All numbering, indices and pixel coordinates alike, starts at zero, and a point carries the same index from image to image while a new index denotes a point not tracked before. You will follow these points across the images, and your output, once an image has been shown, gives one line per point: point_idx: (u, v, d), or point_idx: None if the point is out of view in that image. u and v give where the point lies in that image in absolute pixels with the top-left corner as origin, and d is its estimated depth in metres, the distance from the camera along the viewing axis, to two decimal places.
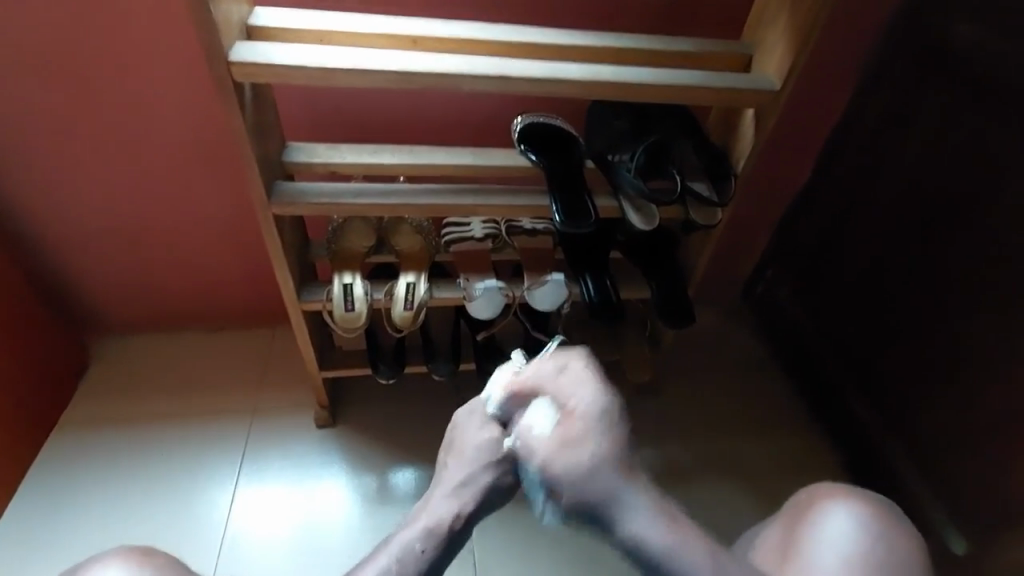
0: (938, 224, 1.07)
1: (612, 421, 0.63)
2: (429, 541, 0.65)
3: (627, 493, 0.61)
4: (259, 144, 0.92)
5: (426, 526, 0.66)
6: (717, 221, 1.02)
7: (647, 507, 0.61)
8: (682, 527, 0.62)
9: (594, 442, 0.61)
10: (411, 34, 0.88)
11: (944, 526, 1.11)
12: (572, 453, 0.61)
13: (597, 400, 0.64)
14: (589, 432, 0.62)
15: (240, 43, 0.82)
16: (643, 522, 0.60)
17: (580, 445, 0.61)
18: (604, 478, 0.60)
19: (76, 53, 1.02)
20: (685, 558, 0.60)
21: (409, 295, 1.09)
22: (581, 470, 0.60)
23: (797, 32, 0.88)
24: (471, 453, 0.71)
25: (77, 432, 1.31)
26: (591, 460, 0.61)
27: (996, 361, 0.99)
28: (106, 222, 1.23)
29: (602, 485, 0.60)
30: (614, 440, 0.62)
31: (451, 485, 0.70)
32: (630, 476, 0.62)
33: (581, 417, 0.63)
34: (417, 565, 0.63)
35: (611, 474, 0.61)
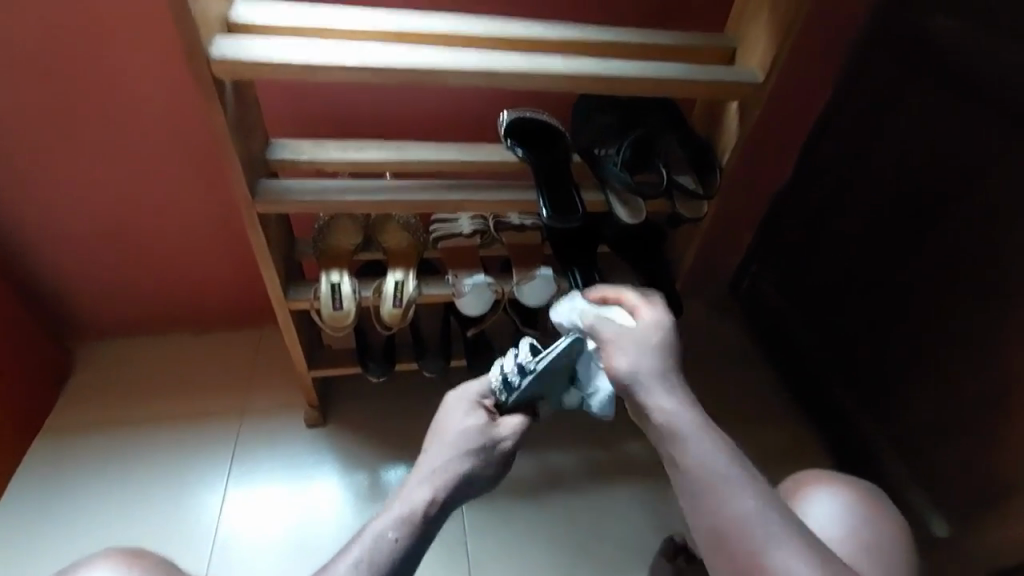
0: (919, 213, 1.08)
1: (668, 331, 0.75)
2: (402, 529, 0.65)
3: (652, 374, 0.71)
4: (242, 142, 0.90)
5: (399, 516, 0.66)
6: (703, 214, 1.03)
7: (668, 389, 0.70)
8: (704, 423, 0.67)
9: (647, 338, 0.74)
10: (395, 29, 0.87)
11: (928, 510, 1.14)
12: (637, 336, 0.75)
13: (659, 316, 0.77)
14: (650, 327, 0.75)
15: (221, 39, 0.81)
16: (660, 395, 0.70)
17: (642, 334, 0.75)
18: (649, 368, 0.72)
19: (50, 51, 0.99)
20: (700, 447, 0.65)
21: (398, 293, 1.09)
22: (637, 345, 0.74)
23: (780, 24, 0.89)
24: (453, 440, 0.73)
25: (62, 437, 1.29)
26: (650, 340, 0.74)
27: (976, 347, 1.01)
28: (87, 223, 1.21)
29: (644, 362, 0.72)
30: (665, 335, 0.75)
31: (427, 475, 0.70)
32: (669, 369, 0.73)
33: (644, 320, 0.77)
34: (389, 556, 0.63)
35: (659, 361, 0.73)
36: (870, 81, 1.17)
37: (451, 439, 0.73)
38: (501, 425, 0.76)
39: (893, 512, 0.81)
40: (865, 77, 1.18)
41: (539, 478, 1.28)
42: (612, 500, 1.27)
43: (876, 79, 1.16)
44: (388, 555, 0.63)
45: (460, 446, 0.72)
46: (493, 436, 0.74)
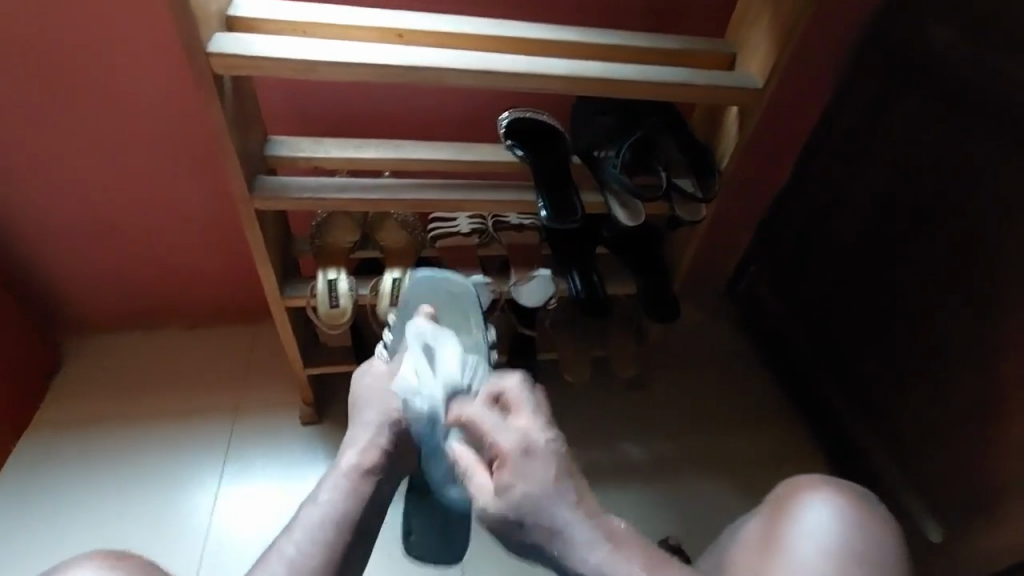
0: (917, 220, 1.09)
1: (548, 447, 0.67)
2: (347, 486, 0.73)
3: (574, 527, 0.64)
4: (240, 138, 0.90)
5: (340, 476, 0.74)
6: (701, 217, 1.03)
7: (599, 533, 0.64)
8: (627, 549, 0.64)
9: (534, 458, 0.66)
10: (396, 27, 0.87)
11: (919, 514, 1.15)
12: (508, 496, 0.65)
13: (529, 430, 0.69)
14: (523, 458, 0.66)
15: (220, 34, 0.80)
16: (601, 561, 0.63)
17: (517, 481, 0.65)
18: (531, 497, 0.65)
19: (46, 42, 0.98)
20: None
21: (395, 291, 1.08)
22: (517, 506, 0.64)
23: (781, 30, 0.89)
24: (377, 393, 0.82)
25: (52, 430, 1.28)
26: (529, 490, 0.64)
27: (972, 354, 1.01)
28: (80, 217, 1.20)
29: (532, 505, 0.64)
30: (549, 457, 0.67)
31: (357, 433, 0.79)
32: (558, 484, 0.66)
33: (512, 449, 0.67)
34: (338, 510, 0.71)
35: (541, 485, 0.65)
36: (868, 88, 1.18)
37: (373, 392, 0.82)
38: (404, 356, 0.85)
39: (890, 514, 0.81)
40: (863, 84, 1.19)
41: None
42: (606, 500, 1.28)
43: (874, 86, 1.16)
44: (337, 511, 0.70)
45: (383, 394, 0.82)
46: (403, 369, 0.83)
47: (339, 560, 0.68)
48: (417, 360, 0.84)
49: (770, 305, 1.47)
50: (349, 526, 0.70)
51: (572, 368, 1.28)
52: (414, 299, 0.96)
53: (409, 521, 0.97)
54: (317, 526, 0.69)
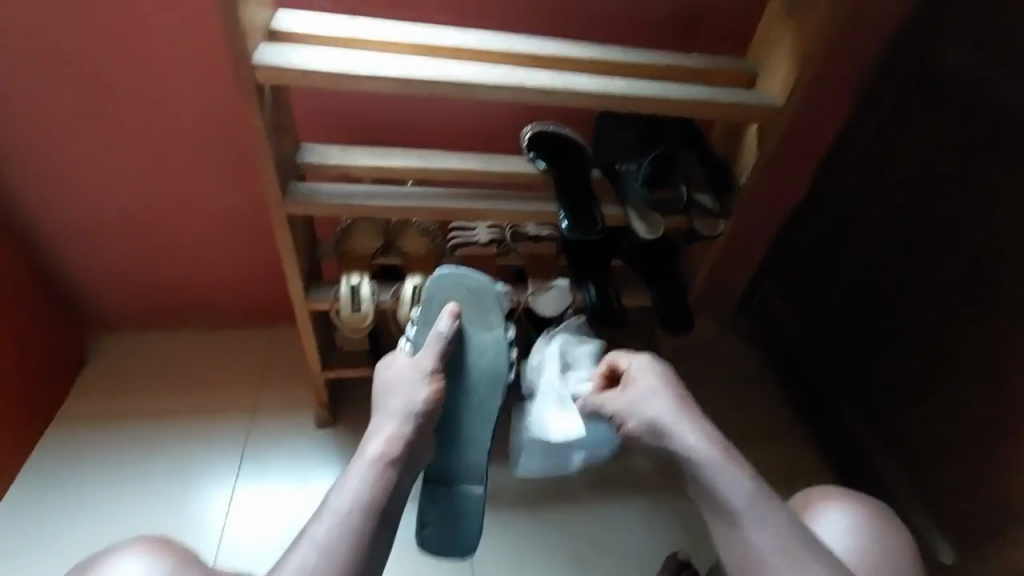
0: (932, 240, 1.10)
1: (663, 374, 0.89)
2: (373, 475, 0.77)
3: (676, 415, 0.83)
4: (276, 144, 0.93)
5: (365, 466, 0.78)
6: (719, 232, 1.06)
7: (696, 429, 0.81)
8: (735, 463, 0.78)
9: (643, 382, 0.89)
10: (430, 42, 0.90)
11: (932, 534, 1.14)
12: (631, 390, 0.89)
13: (644, 367, 0.91)
14: (642, 379, 0.89)
15: (263, 45, 0.84)
16: (691, 437, 0.80)
17: (637, 381, 0.90)
18: (652, 409, 0.85)
19: (94, 49, 1.03)
20: (731, 482, 0.75)
21: (416, 298, 1.11)
22: (636, 398, 0.88)
23: (802, 52, 0.92)
24: (395, 390, 0.87)
25: (73, 425, 1.30)
26: (646, 388, 0.88)
27: (990, 374, 1.02)
28: (113, 216, 1.24)
29: (653, 420, 0.84)
30: (664, 377, 0.89)
31: (379, 425, 0.83)
32: (679, 414, 0.84)
33: (635, 373, 0.91)
34: (365, 498, 0.74)
35: (660, 404, 0.85)
36: (885, 109, 1.20)
37: (392, 387, 0.88)
38: (421, 353, 0.90)
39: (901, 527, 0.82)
40: (880, 106, 1.21)
41: (546, 488, 1.29)
42: (618, 512, 1.28)
43: (891, 107, 1.18)
44: (363, 501, 0.74)
45: (400, 391, 0.87)
46: (419, 368, 0.89)
47: (366, 546, 0.71)
48: (433, 358, 0.90)
49: (782, 321, 1.48)
50: (375, 513, 0.74)
51: None
52: (440, 293, 0.96)
53: (423, 511, 0.93)
54: (344, 514, 0.72)
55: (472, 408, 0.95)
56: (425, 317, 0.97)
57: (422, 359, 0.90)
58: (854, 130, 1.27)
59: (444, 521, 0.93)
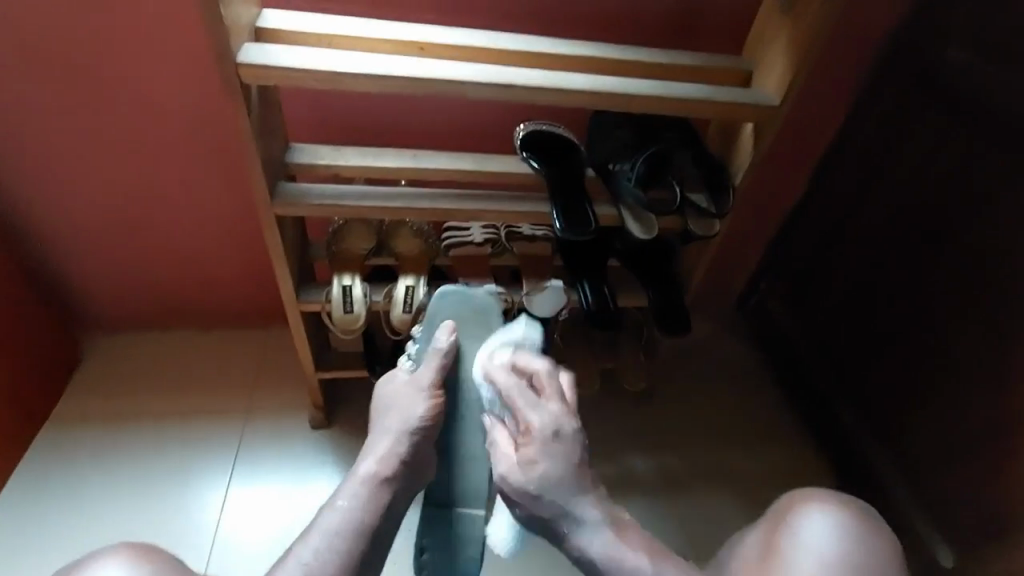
0: (933, 241, 1.08)
1: (564, 454, 0.78)
2: (365, 493, 0.79)
3: (582, 511, 0.76)
4: (264, 145, 0.92)
5: (358, 484, 0.80)
6: (715, 232, 1.04)
7: (600, 521, 0.76)
8: (631, 539, 0.76)
9: (547, 462, 0.77)
10: (419, 41, 0.89)
11: (932, 537, 1.13)
12: (529, 472, 0.77)
13: (554, 419, 0.80)
14: (545, 452, 0.78)
15: (249, 44, 0.83)
16: (597, 540, 0.75)
17: (538, 466, 0.77)
18: (552, 502, 0.76)
19: (82, 50, 1.02)
20: (633, 571, 0.73)
21: (408, 299, 1.10)
22: (534, 487, 0.76)
23: (798, 50, 0.90)
24: (393, 406, 0.88)
25: (67, 427, 1.30)
26: (548, 477, 0.76)
27: (990, 377, 1.00)
28: (105, 218, 1.23)
29: (554, 504, 0.76)
30: (567, 456, 0.78)
31: (376, 442, 0.84)
32: (574, 489, 0.77)
33: (535, 444, 0.78)
34: (355, 517, 0.76)
35: (563, 479, 0.77)
36: (885, 107, 1.18)
37: (391, 403, 0.88)
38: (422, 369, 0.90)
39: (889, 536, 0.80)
40: (879, 103, 1.19)
41: None
42: None
43: (891, 105, 1.16)
44: (354, 519, 0.76)
45: (398, 408, 0.87)
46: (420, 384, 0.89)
47: (353, 566, 0.73)
48: (431, 373, 0.90)
49: (781, 322, 1.47)
50: (365, 533, 0.75)
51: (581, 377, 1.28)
52: (438, 311, 0.98)
53: (421, 534, 0.90)
54: (334, 534, 0.74)
55: (472, 424, 0.95)
56: (424, 334, 0.97)
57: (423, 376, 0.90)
58: (853, 128, 1.25)
59: (443, 546, 0.89)
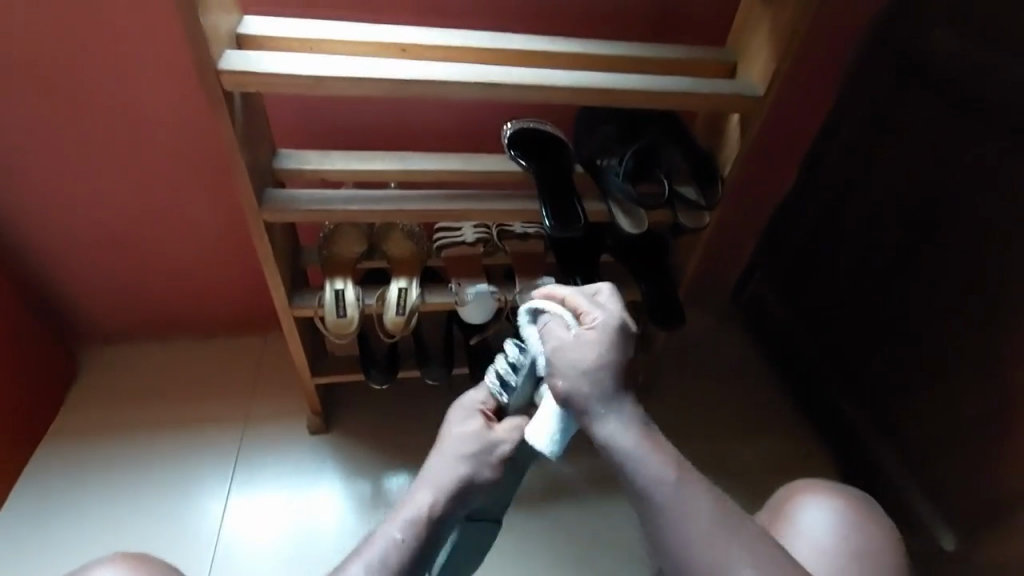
0: (926, 226, 1.08)
1: (621, 346, 0.64)
2: (413, 531, 0.65)
3: (619, 405, 0.62)
4: (250, 152, 0.92)
5: (409, 520, 0.66)
6: (706, 224, 1.03)
7: (637, 420, 0.62)
8: (665, 451, 0.61)
9: (601, 352, 0.62)
10: (401, 43, 0.88)
11: (934, 522, 1.13)
12: (578, 353, 0.63)
13: (612, 319, 0.64)
14: (597, 341, 0.63)
15: (230, 52, 0.82)
16: (631, 438, 0.61)
17: (587, 350, 0.63)
18: (595, 377, 0.62)
19: (66, 64, 1.02)
20: (655, 471, 0.60)
21: (401, 301, 1.10)
22: (576, 372, 0.62)
23: (780, 38, 0.90)
24: (458, 445, 0.71)
25: (66, 441, 1.30)
26: (596, 364, 0.62)
27: (987, 360, 0.99)
28: (96, 231, 1.23)
29: (591, 383, 0.62)
30: (619, 356, 0.63)
31: (434, 478, 0.69)
32: (616, 389, 0.62)
33: (594, 330, 0.63)
34: (403, 553, 0.63)
35: (605, 371, 0.62)
36: (873, 94, 1.18)
37: (461, 449, 0.71)
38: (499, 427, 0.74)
39: (867, 505, 0.81)
40: (867, 90, 1.19)
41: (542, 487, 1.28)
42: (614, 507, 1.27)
43: (879, 91, 1.16)
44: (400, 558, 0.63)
45: (465, 449, 0.70)
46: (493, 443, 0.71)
47: None
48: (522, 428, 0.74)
49: (776, 312, 1.47)
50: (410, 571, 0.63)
51: None
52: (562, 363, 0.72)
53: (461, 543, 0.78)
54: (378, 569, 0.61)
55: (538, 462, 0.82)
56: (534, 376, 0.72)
57: (505, 433, 0.72)
58: (843, 115, 1.25)
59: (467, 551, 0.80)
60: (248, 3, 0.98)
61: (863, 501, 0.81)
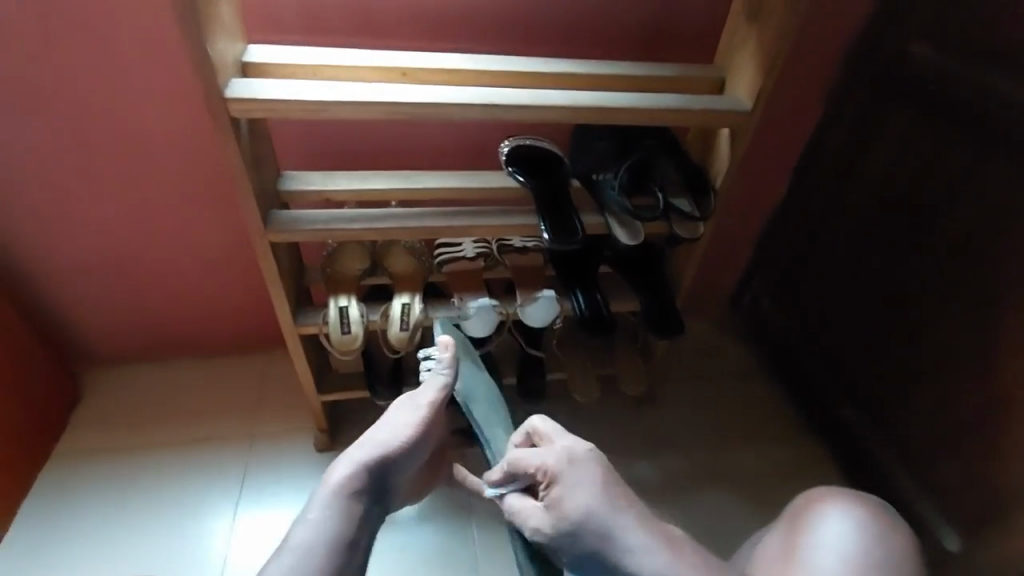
0: (912, 231, 1.11)
1: (592, 479, 0.73)
2: (340, 502, 0.72)
3: (618, 533, 0.69)
4: (255, 175, 0.94)
5: (333, 493, 0.73)
6: (700, 234, 1.06)
7: (639, 537, 0.69)
8: (676, 549, 0.69)
9: (577, 499, 0.71)
10: (402, 67, 0.92)
11: (936, 522, 1.14)
12: (560, 512, 0.72)
13: (562, 459, 0.75)
14: (568, 491, 0.72)
15: (236, 80, 0.85)
16: (641, 545, 0.69)
17: (567, 501, 0.72)
18: (592, 528, 0.70)
19: (75, 93, 1.05)
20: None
21: (405, 316, 1.11)
22: (572, 528, 0.70)
23: (765, 57, 0.94)
24: (386, 418, 0.82)
25: (70, 463, 1.30)
26: (584, 509, 0.70)
27: (978, 361, 1.02)
28: (102, 254, 1.25)
29: (593, 540, 0.69)
30: (590, 487, 0.72)
31: (352, 453, 0.77)
32: (613, 517, 0.70)
33: (560, 483, 0.73)
34: (331, 523, 0.70)
35: (594, 519, 0.70)
36: (857, 105, 1.22)
37: (387, 421, 0.82)
38: (420, 388, 0.86)
39: (883, 514, 0.81)
40: (853, 102, 1.23)
41: None
42: None
43: (863, 103, 1.21)
44: (329, 533, 0.69)
45: (390, 420, 0.82)
46: (413, 403, 0.84)
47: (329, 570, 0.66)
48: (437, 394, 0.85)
49: (772, 318, 1.50)
50: (339, 533, 0.69)
51: (580, 388, 1.27)
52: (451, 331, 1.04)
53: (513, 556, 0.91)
54: (308, 547, 0.67)
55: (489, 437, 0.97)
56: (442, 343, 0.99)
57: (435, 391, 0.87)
58: (829, 127, 1.30)
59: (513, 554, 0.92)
60: (252, 31, 1.01)
61: (877, 509, 0.82)
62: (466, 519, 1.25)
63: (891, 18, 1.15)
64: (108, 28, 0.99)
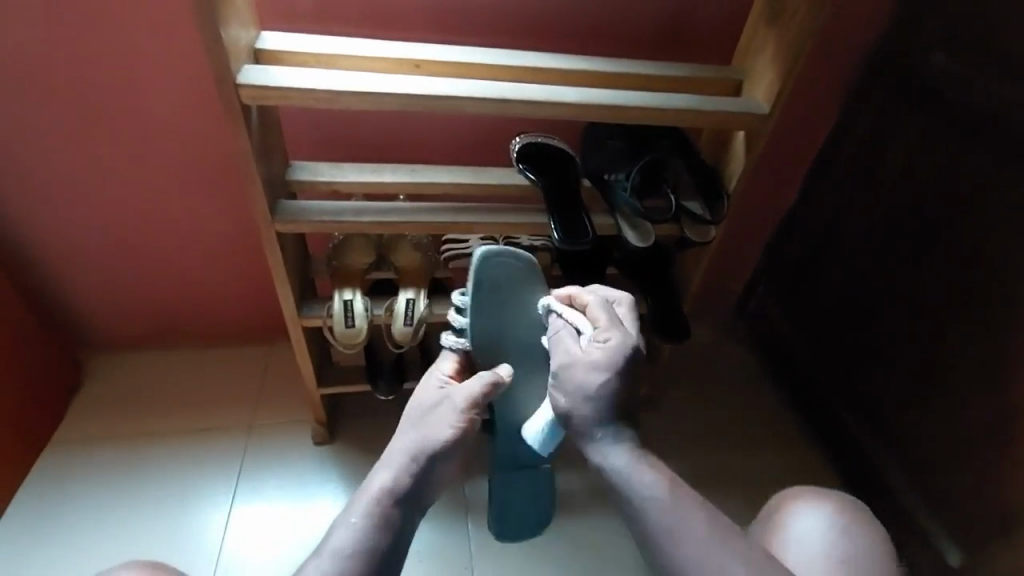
0: (927, 240, 1.09)
1: (627, 363, 0.72)
2: (380, 511, 0.72)
3: (614, 426, 0.72)
4: (264, 163, 0.93)
5: (371, 500, 0.73)
6: (710, 239, 1.05)
7: (628, 446, 0.71)
8: (659, 473, 0.69)
9: (603, 370, 0.72)
10: (416, 58, 0.90)
11: (941, 536, 1.12)
12: (592, 355, 0.73)
13: (627, 339, 0.74)
14: (609, 353, 0.72)
15: (248, 66, 0.84)
16: (619, 459, 0.70)
17: (600, 352, 0.73)
18: (596, 397, 0.71)
19: (85, 74, 1.03)
20: (651, 493, 0.68)
21: (409, 313, 1.10)
22: (583, 374, 0.72)
23: (786, 59, 0.92)
24: (419, 417, 0.82)
25: (68, 449, 1.29)
26: (602, 375, 0.71)
27: (992, 374, 0.99)
28: (107, 238, 1.24)
29: (596, 405, 0.71)
30: (624, 372, 0.72)
31: (390, 459, 0.77)
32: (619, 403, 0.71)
33: (608, 341, 0.73)
34: (368, 537, 0.69)
35: (608, 397, 0.71)
36: (875, 112, 1.20)
37: (418, 423, 0.81)
38: (455, 389, 0.84)
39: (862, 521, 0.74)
40: (869, 108, 1.22)
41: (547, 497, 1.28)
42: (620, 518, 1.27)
43: (881, 109, 1.19)
44: (363, 541, 0.69)
45: (423, 423, 0.80)
46: (451, 403, 0.82)
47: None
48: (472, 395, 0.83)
49: (781, 326, 1.48)
50: (377, 545, 0.69)
51: None
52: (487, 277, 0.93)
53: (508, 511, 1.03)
54: (344, 554, 0.67)
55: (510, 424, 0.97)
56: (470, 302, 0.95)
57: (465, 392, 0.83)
58: (844, 133, 1.28)
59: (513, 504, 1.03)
60: (265, 20, 1.01)
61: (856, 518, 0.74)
62: (462, 517, 1.24)
63: (910, 25, 1.13)
64: (119, 12, 0.99)
